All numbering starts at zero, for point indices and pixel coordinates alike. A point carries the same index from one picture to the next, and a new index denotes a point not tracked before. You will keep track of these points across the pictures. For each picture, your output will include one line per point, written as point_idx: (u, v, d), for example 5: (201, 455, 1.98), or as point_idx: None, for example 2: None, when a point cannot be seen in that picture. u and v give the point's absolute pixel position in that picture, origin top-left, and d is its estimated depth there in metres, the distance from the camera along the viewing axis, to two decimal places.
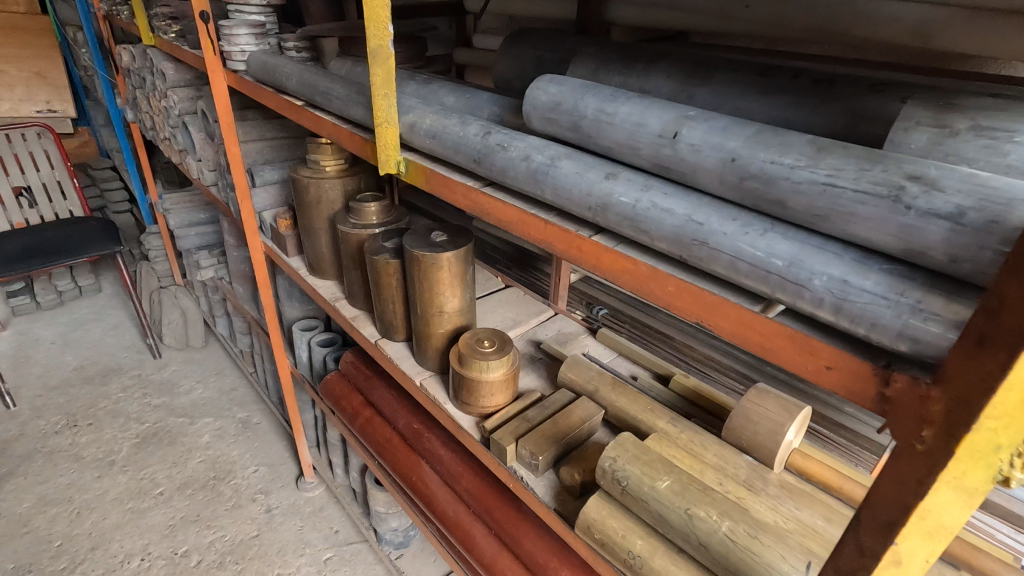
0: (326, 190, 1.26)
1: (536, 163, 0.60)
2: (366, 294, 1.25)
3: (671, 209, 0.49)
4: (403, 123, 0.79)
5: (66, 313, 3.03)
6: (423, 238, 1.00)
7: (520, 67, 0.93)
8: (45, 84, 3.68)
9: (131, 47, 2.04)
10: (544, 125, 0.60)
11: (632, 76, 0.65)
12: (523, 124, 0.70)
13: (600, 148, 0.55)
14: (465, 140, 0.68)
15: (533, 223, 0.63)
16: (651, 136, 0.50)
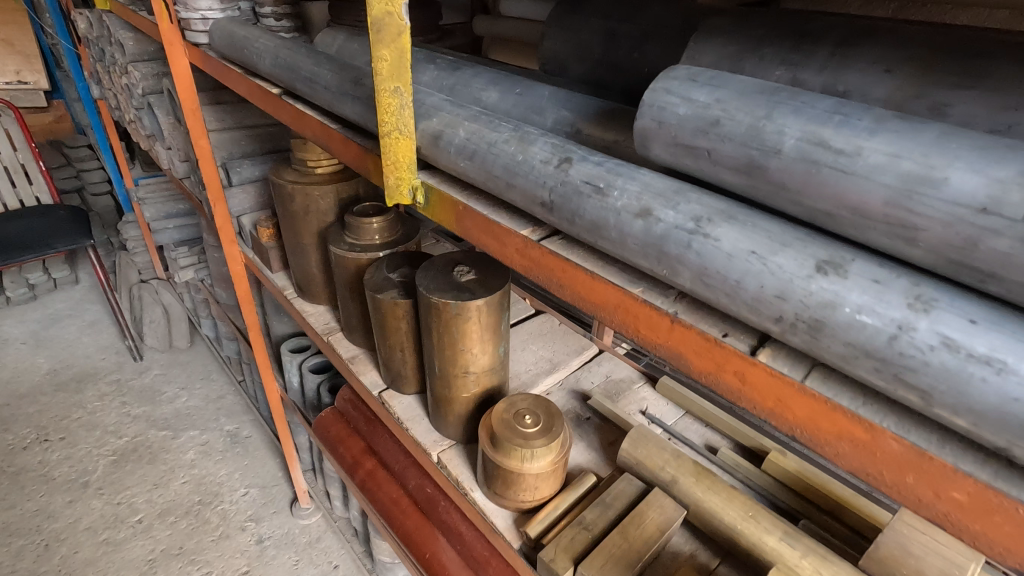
0: (315, 199, 1.00)
1: (664, 226, 0.34)
2: (366, 330, 1.00)
3: (991, 359, 0.24)
4: (421, 133, 0.53)
5: (39, 309, 2.78)
6: (442, 276, 0.75)
7: (583, 45, 0.67)
8: (13, 53, 3.36)
9: (87, 12, 1.73)
10: (674, 157, 0.36)
11: (813, 68, 0.40)
12: (614, 143, 0.44)
13: (801, 208, 0.31)
14: (526, 170, 0.43)
15: (651, 322, 0.38)
16: (952, 206, 0.25)
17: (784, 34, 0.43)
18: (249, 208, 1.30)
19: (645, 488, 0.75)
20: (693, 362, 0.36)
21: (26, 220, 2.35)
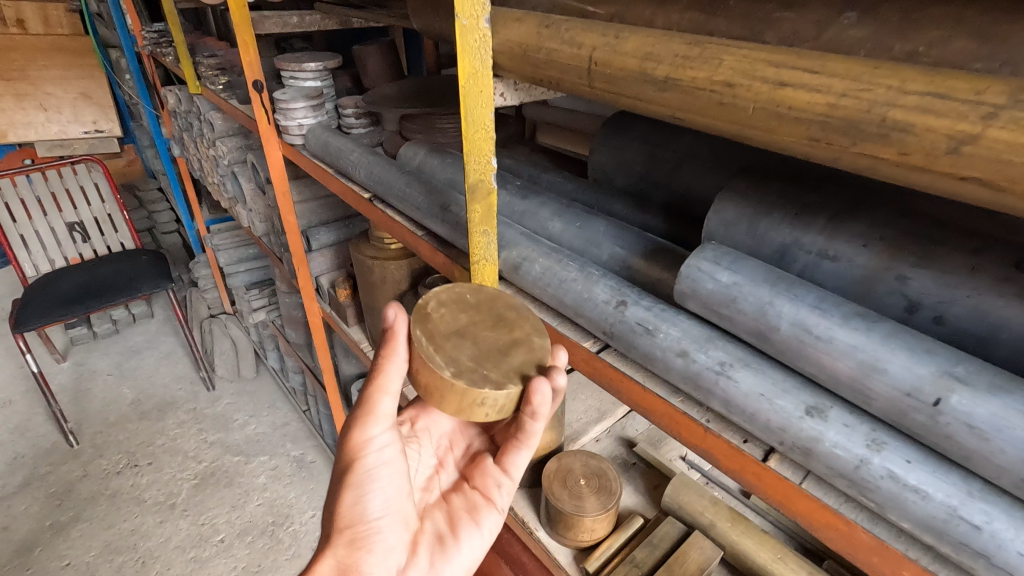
0: (391, 272, 1.16)
1: (698, 365, 0.47)
2: None
3: (922, 490, 0.37)
4: (503, 259, 0.67)
5: (121, 342, 3.05)
6: None
7: (627, 163, 0.79)
8: (91, 105, 3.67)
9: (177, 90, 1.97)
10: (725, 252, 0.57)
11: (811, 231, 0.51)
12: (661, 283, 0.56)
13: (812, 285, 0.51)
14: (592, 306, 0.56)
15: (689, 427, 0.50)
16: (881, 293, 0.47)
17: (788, 202, 0.53)
18: (327, 268, 1.48)
19: (686, 530, 0.87)
20: (723, 462, 0.48)
21: (113, 266, 2.61)
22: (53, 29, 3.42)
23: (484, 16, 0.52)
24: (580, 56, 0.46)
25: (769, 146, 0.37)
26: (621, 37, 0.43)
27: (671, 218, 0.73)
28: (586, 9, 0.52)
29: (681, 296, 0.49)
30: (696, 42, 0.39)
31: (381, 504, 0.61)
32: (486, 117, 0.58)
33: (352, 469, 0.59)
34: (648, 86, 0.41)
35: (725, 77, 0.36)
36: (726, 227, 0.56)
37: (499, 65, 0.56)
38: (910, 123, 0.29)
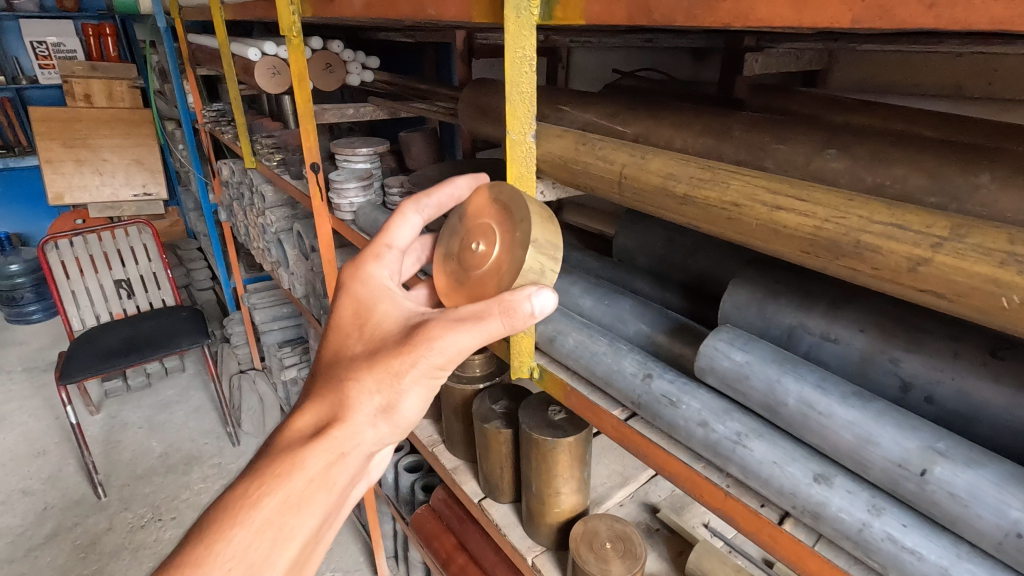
0: None
1: (717, 434, 0.54)
2: (467, 445, 1.19)
3: (917, 550, 0.42)
4: (540, 332, 0.75)
5: (152, 396, 3.15)
6: (541, 414, 0.96)
7: (648, 245, 0.88)
8: (143, 170, 3.87)
9: (232, 163, 2.15)
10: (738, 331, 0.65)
11: (813, 315, 0.59)
12: (682, 358, 0.64)
13: (817, 364, 0.58)
14: (621, 377, 0.63)
15: (709, 490, 0.56)
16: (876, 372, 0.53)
17: (793, 290, 0.61)
18: None
19: None
20: (743, 523, 0.54)
21: (155, 321, 2.75)
22: (116, 103, 3.76)
23: (530, 131, 0.63)
24: (612, 171, 0.55)
25: (769, 253, 0.45)
26: (646, 158, 0.53)
27: (690, 296, 0.80)
28: (617, 128, 0.62)
29: (700, 371, 0.56)
30: (708, 167, 0.48)
31: None
32: (528, 211, 0.67)
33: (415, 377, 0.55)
34: (669, 199, 0.50)
35: (732, 198, 0.45)
36: (737, 307, 0.64)
37: (541, 170, 0.66)
38: (877, 246, 0.37)
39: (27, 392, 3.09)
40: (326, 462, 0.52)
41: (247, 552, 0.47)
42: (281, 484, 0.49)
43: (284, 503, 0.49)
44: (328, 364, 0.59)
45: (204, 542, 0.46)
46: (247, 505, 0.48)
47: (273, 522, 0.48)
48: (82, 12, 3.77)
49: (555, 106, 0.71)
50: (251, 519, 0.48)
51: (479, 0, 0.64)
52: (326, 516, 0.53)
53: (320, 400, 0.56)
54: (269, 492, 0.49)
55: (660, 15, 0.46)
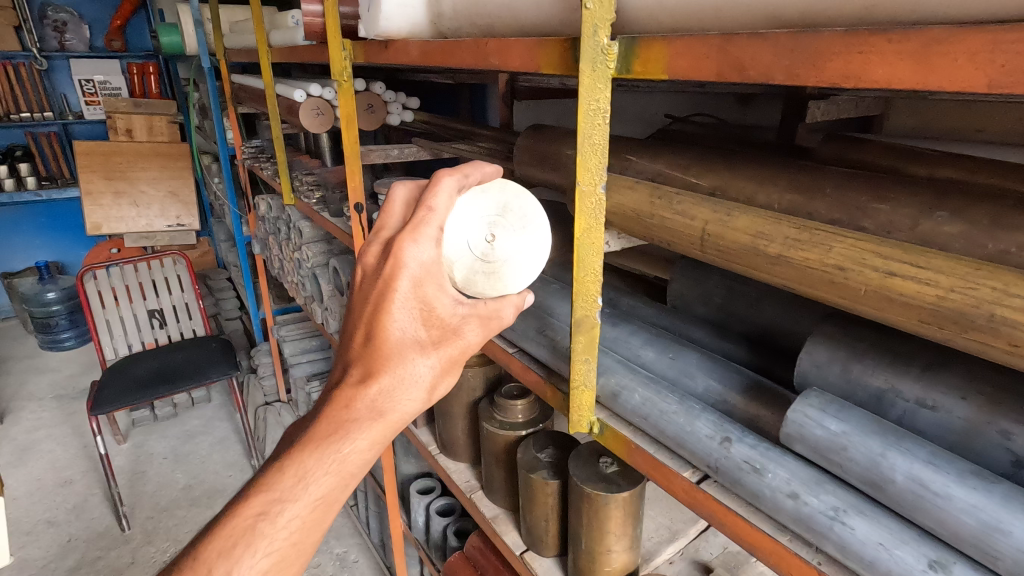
0: (467, 379, 1.21)
1: (810, 508, 0.50)
2: (508, 493, 1.15)
3: None
4: (601, 385, 0.72)
5: (178, 426, 3.15)
6: (592, 466, 0.92)
7: (706, 294, 0.86)
8: (177, 202, 3.99)
9: (270, 198, 2.19)
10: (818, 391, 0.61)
11: (905, 378, 0.55)
12: (761, 420, 0.60)
13: (912, 432, 0.54)
14: (694, 439, 0.60)
15: (799, 567, 0.52)
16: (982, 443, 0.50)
17: (881, 351, 0.58)
18: None
19: None
20: None
21: (184, 352, 2.77)
22: (156, 137, 3.89)
23: (600, 183, 0.62)
24: (693, 227, 0.53)
25: (877, 320, 0.42)
26: (732, 215, 0.51)
27: (755, 348, 0.77)
28: (691, 181, 0.61)
29: (787, 438, 0.53)
30: (804, 227, 0.46)
31: None
32: (595, 261, 0.66)
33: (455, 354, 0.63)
34: (760, 259, 0.48)
35: (836, 261, 0.43)
36: (818, 366, 0.61)
37: (609, 222, 0.64)
38: (1015, 321, 0.34)
39: (56, 420, 3.11)
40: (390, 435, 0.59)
41: (337, 498, 0.55)
42: (360, 452, 0.56)
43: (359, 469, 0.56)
44: (385, 339, 0.58)
45: (295, 481, 0.54)
46: (335, 461, 0.54)
47: (355, 477, 0.56)
48: (128, 53, 3.96)
49: (620, 156, 0.70)
50: (341, 474, 0.55)
51: (548, 53, 0.64)
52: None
53: (385, 378, 0.57)
54: (355, 456, 0.55)
55: (756, 74, 0.44)
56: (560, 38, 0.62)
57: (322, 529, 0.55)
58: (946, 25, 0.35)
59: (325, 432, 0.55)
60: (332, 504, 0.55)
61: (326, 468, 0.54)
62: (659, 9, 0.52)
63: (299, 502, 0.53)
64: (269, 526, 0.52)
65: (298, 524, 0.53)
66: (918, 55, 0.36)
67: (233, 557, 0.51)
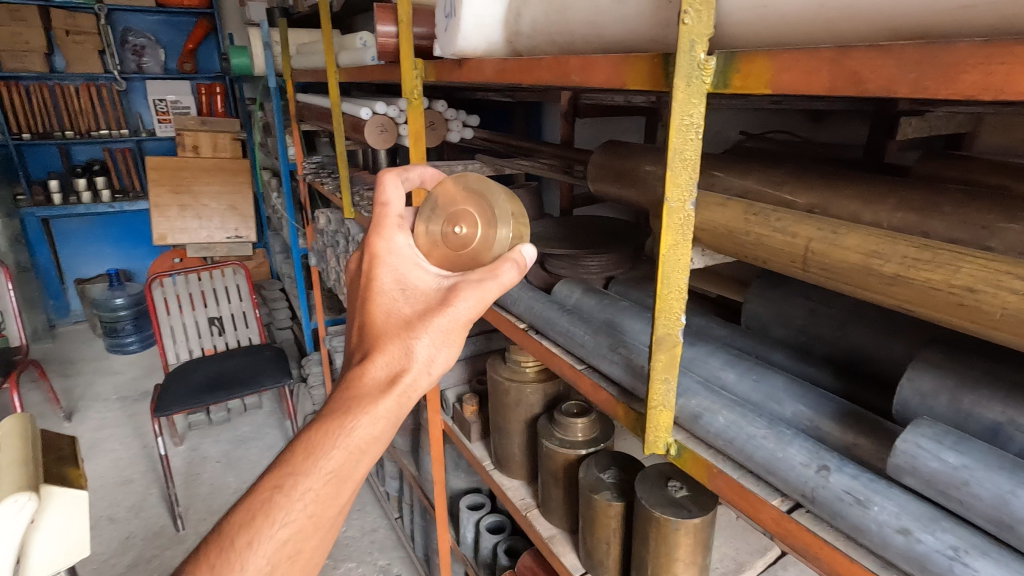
0: (526, 395, 1.21)
1: (926, 547, 0.47)
2: (566, 513, 1.12)
3: None
4: (680, 406, 0.70)
5: (231, 431, 3.25)
6: (660, 489, 0.90)
7: (786, 315, 0.83)
8: (236, 215, 4.17)
9: (329, 213, 2.27)
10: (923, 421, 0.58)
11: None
12: (860, 450, 0.57)
13: None
14: (787, 466, 0.57)
15: None
16: None
17: (995, 380, 0.55)
18: (453, 382, 1.57)
19: None
20: None
21: (241, 359, 2.87)
22: (220, 153, 4.09)
23: (689, 199, 0.61)
24: (794, 245, 0.52)
25: (1011, 345, 0.40)
26: (839, 233, 0.49)
27: (842, 373, 0.74)
28: (786, 198, 0.59)
29: (896, 470, 0.50)
30: (924, 246, 0.44)
31: None
32: (679, 279, 0.64)
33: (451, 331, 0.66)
34: (872, 278, 0.46)
35: (964, 282, 0.41)
36: (922, 395, 0.58)
37: (696, 238, 0.63)
38: None
39: (120, 420, 3.26)
40: (394, 407, 0.60)
41: (346, 469, 0.57)
42: (364, 424, 0.58)
43: (368, 441, 0.58)
44: (375, 320, 0.65)
45: (305, 455, 0.56)
46: (340, 434, 0.57)
47: (364, 450, 0.58)
48: (198, 75, 4.20)
49: (706, 172, 0.69)
50: (346, 446, 0.57)
51: (638, 68, 0.64)
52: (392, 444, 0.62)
53: (381, 351, 0.62)
54: (359, 428, 0.58)
55: (876, 87, 0.43)
56: (650, 54, 0.62)
57: (337, 505, 0.57)
58: None
59: (332, 409, 0.59)
60: (343, 478, 0.57)
61: (333, 441, 0.57)
62: (762, 23, 0.51)
63: (308, 474, 0.56)
64: (283, 501, 0.55)
65: (313, 497, 0.55)
66: None
67: (253, 529, 0.54)
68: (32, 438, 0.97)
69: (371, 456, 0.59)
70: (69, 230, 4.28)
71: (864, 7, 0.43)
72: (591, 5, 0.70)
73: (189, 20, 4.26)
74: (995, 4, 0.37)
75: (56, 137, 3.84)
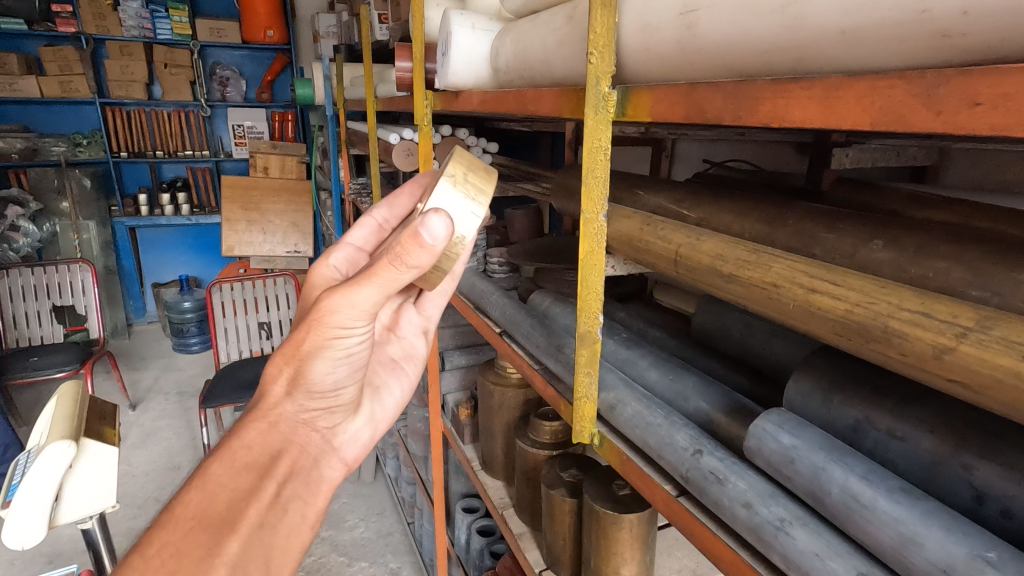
0: (508, 398, 1.29)
1: (759, 517, 0.52)
2: (534, 512, 1.19)
3: None
4: (603, 399, 0.77)
5: None
6: (605, 488, 0.96)
7: (724, 327, 0.89)
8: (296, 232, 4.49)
9: None
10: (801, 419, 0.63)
11: (880, 409, 0.56)
12: (738, 441, 0.63)
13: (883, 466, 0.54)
14: (671, 449, 0.64)
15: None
16: (953, 482, 0.49)
17: (862, 384, 0.59)
18: (454, 388, 1.67)
19: None
20: None
21: None
22: (287, 174, 4.46)
23: (602, 212, 0.70)
24: (669, 250, 0.60)
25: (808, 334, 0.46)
26: (700, 240, 0.57)
27: (763, 384, 0.79)
28: (683, 212, 0.67)
29: (748, 451, 0.56)
30: (755, 251, 0.52)
31: (343, 374, 0.68)
32: (597, 281, 0.73)
33: (325, 348, 0.63)
34: (717, 278, 0.53)
35: (773, 279, 0.48)
36: (800, 394, 0.63)
37: (611, 247, 0.72)
38: (905, 332, 0.38)
39: (175, 413, 3.56)
40: (257, 432, 0.62)
41: (206, 510, 0.54)
42: (220, 461, 0.58)
43: (228, 468, 0.58)
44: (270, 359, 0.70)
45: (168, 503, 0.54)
46: (195, 476, 0.57)
47: (223, 483, 0.56)
48: (273, 103, 4.63)
49: (632, 191, 0.78)
50: (201, 487, 0.56)
51: (568, 98, 0.75)
52: (272, 472, 0.60)
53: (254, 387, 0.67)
54: (216, 462, 0.57)
55: (711, 116, 0.52)
56: (577, 88, 0.73)
57: (203, 555, 0.52)
58: (845, 74, 0.41)
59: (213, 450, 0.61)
60: (207, 516, 0.54)
61: (191, 486, 0.56)
62: (646, 62, 0.61)
63: (163, 526, 0.52)
64: (137, 562, 0.50)
65: (171, 551, 0.51)
66: (822, 98, 0.42)
67: None
68: (82, 400, 1.15)
69: (238, 490, 0.56)
70: (152, 239, 4.77)
71: (704, 50, 0.52)
72: (541, 46, 0.82)
73: (270, 55, 4.73)
74: (783, 49, 0.45)
75: (148, 156, 4.33)
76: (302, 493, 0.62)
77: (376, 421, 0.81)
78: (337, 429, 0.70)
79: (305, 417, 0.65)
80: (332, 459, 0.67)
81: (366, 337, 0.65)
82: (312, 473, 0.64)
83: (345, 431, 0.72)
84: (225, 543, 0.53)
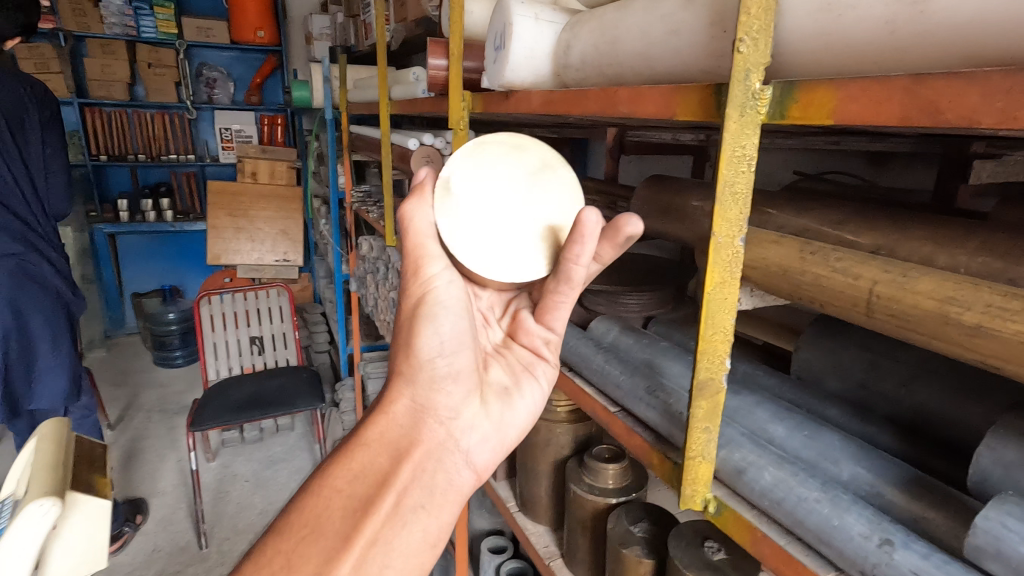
0: (556, 435, 1.15)
1: None
2: (592, 567, 1.05)
3: None
4: (721, 459, 0.64)
5: (262, 450, 3.23)
6: (695, 550, 0.82)
7: (842, 367, 0.76)
8: (287, 240, 4.30)
9: (373, 240, 2.35)
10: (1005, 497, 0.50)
11: None
12: (931, 524, 0.50)
13: None
14: (844, 534, 0.51)
15: None
16: None
17: None
18: None
19: None
20: None
21: (276, 380, 2.90)
22: (276, 180, 4.25)
23: (740, 235, 0.57)
24: (857, 287, 0.47)
25: None
26: (909, 276, 0.44)
27: (905, 437, 0.67)
28: (846, 238, 0.56)
29: (976, 553, 0.43)
30: (1011, 294, 0.39)
31: (446, 346, 0.66)
32: (726, 318, 0.60)
33: (421, 316, 0.66)
34: (952, 327, 0.41)
35: None
36: (1007, 466, 0.50)
37: (745, 278, 0.59)
38: None
39: (158, 432, 3.33)
40: (376, 429, 0.60)
41: (321, 517, 0.52)
42: (342, 461, 0.57)
43: (349, 465, 0.56)
44: None
45: (294, 507, 0.53)
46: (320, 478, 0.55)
47: (342, 480, 0.55)
48: (262, 107, 4.43)
49: (755, 210, 0.66)
50: (323, 491, 0.54)
51: (687, 97, 0.62)
52: (390, 479, 0.56)
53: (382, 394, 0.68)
54: (338, 465, 0.56)
55: (955, 118, 0.39)
56: (701, 84, 0.60)
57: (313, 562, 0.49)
58: None
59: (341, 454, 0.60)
60: (330, 516, 0.52)
61: (311, 490, 0.54)
62: (824, 51, 0.49)
63: (283, 533, 0.51)
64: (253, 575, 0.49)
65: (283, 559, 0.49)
66: None
67: None
68: (66, 442, 0.98)
69: (351, 497, 0.54)
70: (133, 246, 4.53)
71: (936, 34, 0.40)
72: (642, 36, 0.69)
73: (259, 57, 4.54)
74: None
75: (130, 159, 4.10)
76: (412, 492, 0.56)
77: (507, 424, 0.70)
78: (460, 419, 0.64)
79: (420, 404, 0.62)
80: (450, 460, 0.61)
81: (447, 298, 0.67)
82: (434, 473, 0.59)
83: (469, 424, 0.65)
84: (338, 559, 0.50)
